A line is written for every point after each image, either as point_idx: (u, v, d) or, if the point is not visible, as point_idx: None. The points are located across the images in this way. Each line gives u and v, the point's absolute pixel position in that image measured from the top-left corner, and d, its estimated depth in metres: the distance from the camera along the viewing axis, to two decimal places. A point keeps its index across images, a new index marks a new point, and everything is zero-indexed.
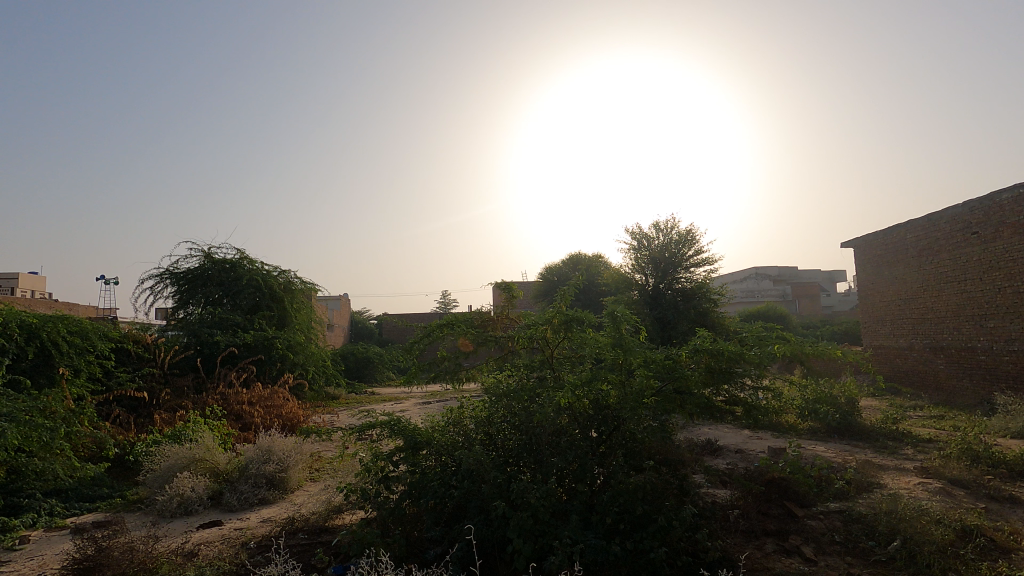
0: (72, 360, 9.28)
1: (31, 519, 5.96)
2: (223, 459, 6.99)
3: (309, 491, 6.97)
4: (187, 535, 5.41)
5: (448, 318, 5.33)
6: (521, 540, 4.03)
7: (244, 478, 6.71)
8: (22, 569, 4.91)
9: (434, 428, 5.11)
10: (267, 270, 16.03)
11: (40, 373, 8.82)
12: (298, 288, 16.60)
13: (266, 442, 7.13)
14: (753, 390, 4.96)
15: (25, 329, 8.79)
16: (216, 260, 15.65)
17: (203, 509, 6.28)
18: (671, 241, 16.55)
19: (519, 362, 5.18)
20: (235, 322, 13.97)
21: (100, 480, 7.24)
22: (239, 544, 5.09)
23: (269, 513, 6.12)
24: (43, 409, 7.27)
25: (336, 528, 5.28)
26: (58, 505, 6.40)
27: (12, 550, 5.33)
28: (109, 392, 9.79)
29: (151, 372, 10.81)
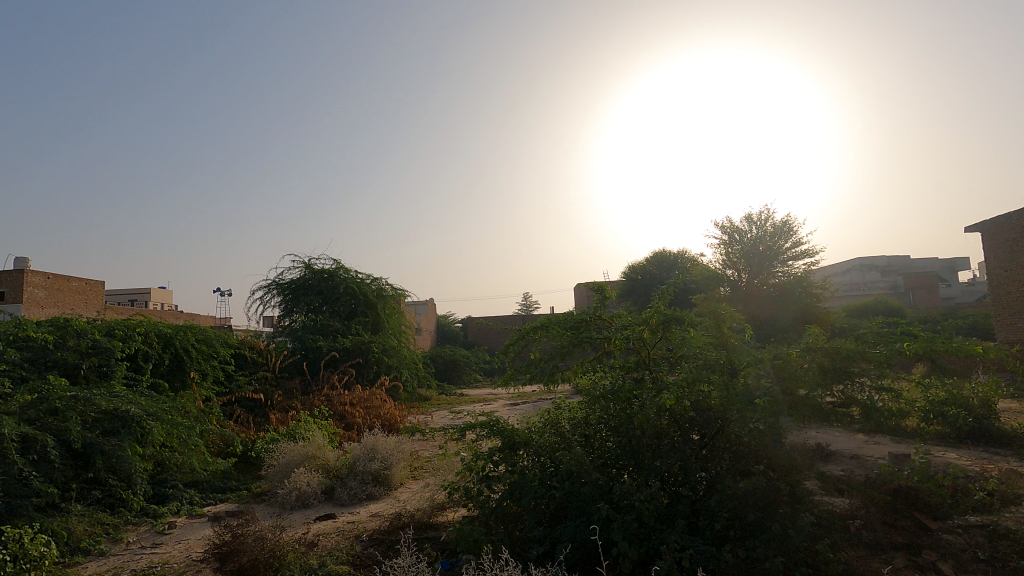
0: (201, 364, 10.34)
1: (176, 507, 6.70)
2: (333, 456, 7.47)
3: (412, 489, 7.27)
4: (307, 526, 5.86)
5: (542, 319, 5.36)
6: (627, 543, 3.98)
7: (353, 474, 7.14)
8: (172, 551, 5.53)
9: (532, 429, 5.18)
10: (362, 278, 16.98)
11: (175, 377, 9.91)
12: (390, 294, 17.41)
13: (370, 441, 7.52)
14: (872, 392, 4.59)
15: (163, 337, 9.93)
16: (316, 270, 16.77)
17: (318, 502, 6.75)
18: (765, 234, 16.09)
19: (614, 363, 5.09)
20: (335, 328, 14.92)
21: (230, 474, 7.99)
22: (353, 537, 5.43)
23: (377, 508, 6.47)
24: (180, 409, 8.19)
25: (440, 525, 5.50)
26: (197, 495, 7.14)
27: (163, 534, 6.02)
28: (231, 393, 10.79)
29: (264, 375, 11.83)
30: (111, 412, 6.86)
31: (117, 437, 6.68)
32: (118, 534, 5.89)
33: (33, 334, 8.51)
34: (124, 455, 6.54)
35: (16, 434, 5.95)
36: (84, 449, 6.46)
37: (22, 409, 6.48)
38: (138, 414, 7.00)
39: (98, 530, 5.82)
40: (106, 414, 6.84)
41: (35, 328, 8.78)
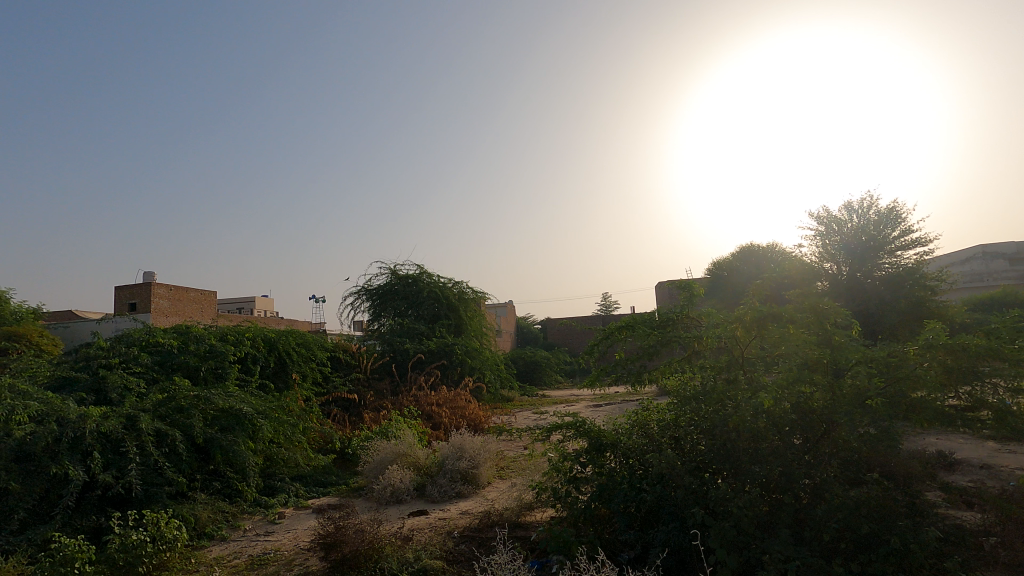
0: (301, 366, 11.11)
1: (284, 499, 7.24)
2: (423, 455, 7.74)
3: (499, 488, 7.38)
4: (402, 521, 6.12)
5: (628, 319, 5.25)
6: (725, 551, 3.81)
7: (442, 472, 7.36)
8: (283, 539, 5.99)
9: (620, 431, 5.09)
10: (444, 282, 17.51)
11: (279, 378, 10.72)
12: (472, 297, 17.81)
13: (458, 441, 7.71)
14: (1008, 394, 4.09)
15: (268, 342, 10.78)
16: (401, 276, 17.48)
17: (411, 498, 7.02)
18: (869, 223, 14.85)
19: (705, 362, 4.89)
20: (420, 331, 15.47)
21: (330, 469, 8.50)
22: (445, 533, 5.60)
23: (466, 506, 6.63)
24: (285, 408, 8.85)
25: (529, 525, 5.54)
26: (302, 488, 7.67)
27: (275, 523, 6.52)
28: (328, 394, 11.51)
29: (357, 376, 12.50)
30: (227, 410, 7.55)
31: (232, 433, 7.33)
32: (236, 522, 6.46)
33: (160, 340, 9.55)
34: (239, 450, 7.16)
35: (151, 429, 6.70)
36: (205, 444, 7.15)
37: (154, 407, 7.29)
38: (250, 411, 7.64)
39: (220, 517, 6.41)
40: (223, 411, 7.53)
41: (162, 334, 9.84)
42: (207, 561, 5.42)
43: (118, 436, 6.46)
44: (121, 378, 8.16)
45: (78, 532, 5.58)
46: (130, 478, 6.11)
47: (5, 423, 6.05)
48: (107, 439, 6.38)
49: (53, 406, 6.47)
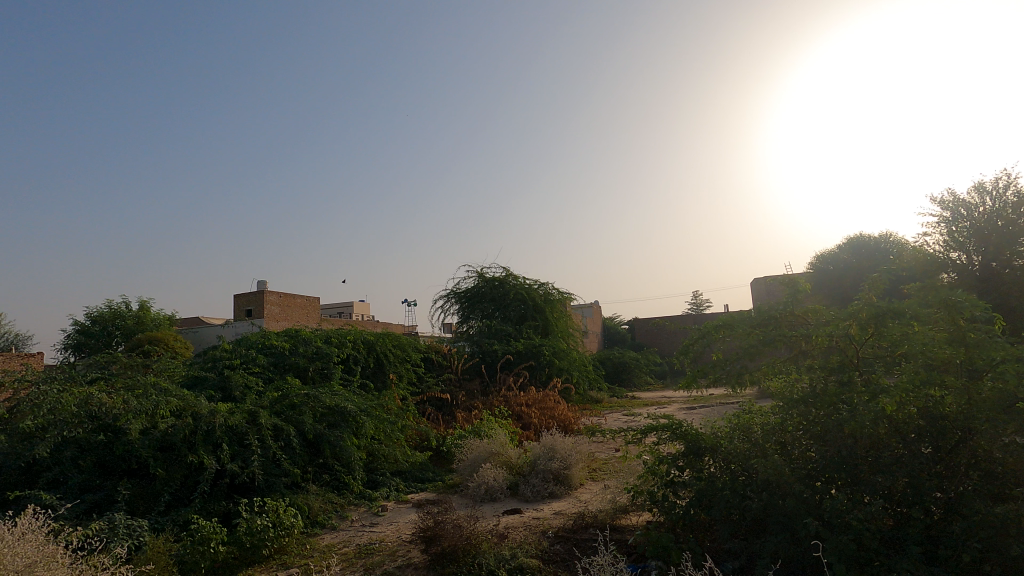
0: (397, 367, 11.67)
1: (386, 493, 7.63)
2: (515, 454, 7.85)
3: (592, 490, 7.32)
4: (498, 518, 6.24)
5: (725, 317, 4.98)
6: (843, 566, 3.54)
7: (535, 472, 7.41)
8: (387, 530, 6.32)
9: (719, 434, 4.87)
10: (529, 284, 17.67)
11: (377, 378, 11.32)
12: (557, 297, 17.82)
13: (549, 441, 7.74)
14: None
15: (367, 344, 11.44)
16: (488, 278, 17.83)
17: (504, 496, 7.14)
18: (1006, 206, 13.16)
19: (814, 362, 4.56)
20: (508, 333, 15.70)
21: (427, 466, 8.85)
22: (540, 532, 5.64)
23: (559, 506, 6.65)
24: (384, 406, 9.33)
25: (625, 528, 5.43)
26: (402, 483, 8.03)
27: (379, 515, 6.90)
28: (423, 393, 11.98)
29: (449, 377, 12.91)
30: (333, 408, 8.09)
31: (339, 430, 7.85)
32: (344, 512, 6.90)
33: (274, 343, 10.42)
34: (344, 445, 7.65)
35: (269, 424, 7.33)
36: (315, 439, 7.70)
37: (271, 404, 7.97)
38: (354, 409, 8.14)
39: (330, 507, 6.88)
40: (330, 409, 8.08)
41: (275, 337, 10.73)
42: (320, 548, 5.84)
43: (241, 430, 7.13)
44: (242, 377, 9.01)
45: (212, 515, 6.22)
46: (253, 469, 6.72)
47: (151, 416, 6.88)
48: (233, 433, 7.07)
49: (188, 402, 7.27)
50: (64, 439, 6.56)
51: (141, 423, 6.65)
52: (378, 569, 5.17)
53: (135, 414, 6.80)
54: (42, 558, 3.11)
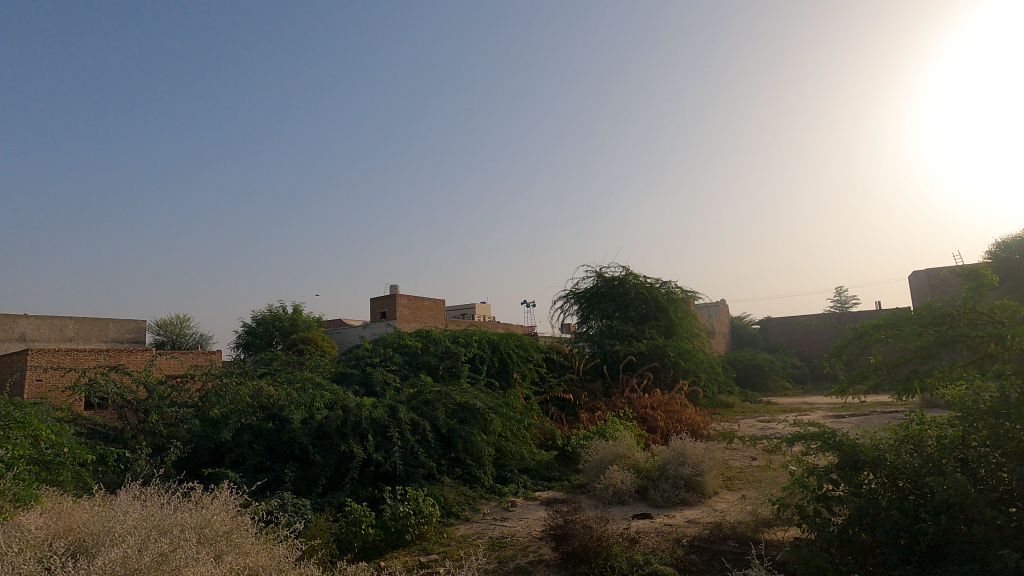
0: (521, 366, 11.94)
1: (515, 489, 7.82)
2: (642, 458, 7.65)
3: (728, 500, 6.91)
4: (627, 522, 6.13)
5: (887, 316, 4.48)
6: None
7: (664, 477, 7.16)
8: (517, 526, 6.48)
9: (882, 446, 4.36)
10: (651, 282, 17.17)
11: (502, 376, 11.66)
12: (681, 296, 17.12)
13: (679, 445, 7.44)
14: None
15: (492, 343, 11.85)
16: (607, 278, 17.57)
17: (633, 500, 6.98)
18: None
19: (1007, 367, 3.92)
20: (630, 333, 15.36)
21: (553, 465, 8.93)
22: (673, 539, 5.45)
23: (693, 515, 6.36)
24: (509, 405, 9.59)
25: (768, 542, 5.06)
26: (529, 480, 8.20)
27: (509, 510, 7.10)
28: (546, 392, 12.12)
29: (571, 377, 12.94)
30: (463, 405, 8.49)
31: (469, 426, 8.22)
32: (476, 505, 7.20)
33: (408, 342, 11.18)
34: (474, 440, 8.01)
35: (407, 418, 7.87)
36: (448, 433, 8.14)
37: (408, 399, 8.57)
38: (482, 407, 8.46)
39: (463, 499, 7.21)
40: (460, 405, 8.49)
41: (409, 338, 11.51)
42: (456, 537, 6.15)
43: (384, 422, 7.75)
44: (382, 374, 9.79)
45: (361, 499, 6.81)
46: (395, 459, 7.27)
47: (309, 407, 7.73)
48: (377, 425, 7.70)
49: (339, 396, 8.06)
50: (242, 425, 7.60)
51: (302, 413, 7.50)
52: (511, 562, 5.32)
53: (296, 405, 7.69)
54: (236, 526, 3.61)
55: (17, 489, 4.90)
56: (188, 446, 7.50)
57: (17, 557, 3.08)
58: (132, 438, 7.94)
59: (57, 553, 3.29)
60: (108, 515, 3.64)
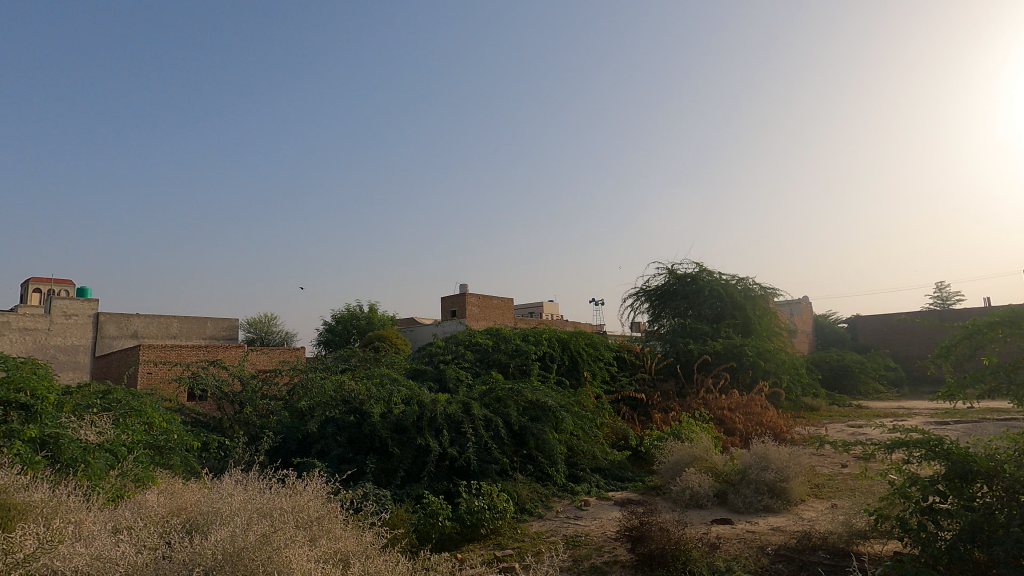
0: (591, 365, 11.83)
1: (588, 488, 7.77)
2: (721, 461, 7.37)
3: (816, 509, 6.52)
4: (707, 526, 5.93)
5: (1003, 314, 4.08)
6: None
7: (746, 482, 6.86)
8: (591, 525, 6.43)
9: (999, 456, 3.97)
10: (726, 279, 16.51)
11: (572, 375, 11.61)
12: (759, 294, 16.36)
13: (761, 449, 7.11)
14: None
15: (561, 342, 11.83)
16: (679, 275, 17.03)
17: (712, 505, 6.74)
18: None
19: None
20: (704, 332, 14.82)
21: (626, 465, 8.79)
22: (756, 547, 5.21)
23: (778, 522, 6.06)
24: (580, 403, 9.54)
25: (863, 556, 4.74)
26: (602, 480, 8.11)
27: (582, 509, 7.06)
28: (617, 392, 11.93)
29: (643, 377, 12.68)
30: (535, 402, 8.54)
31: (541, 423, 8.26)
32: (549, 503, 7.21)
33: (478, 340, 11.38)
34: (546, 438, 8.04)
35: (480, 414, 8.01)
36: (520, 430, 8.22)
37: (480, 396, 8.72)
38: (554, 405, 8.46)
39: (536, 496, 7.25)
40: (532, 403, 8.54)
41: (480, 336, 11.71)
42: (530, 534, 6.19)
43: (458, 418, 7.92)
44: (455, 371, 10.02)
45: (437, 492, 7.02)
46: (469, 454, 7.42)
47: (388, 402, 8.05)
48: (451, 420, 7.90)
49: (415, 392, 8.34)
50: (327, 417, 8.03)
51: (381, 408, 7.83)
52: (586, 561, 5.29)
53: (375, 400, 8.03)
54: (327, 512, 3.83)
55: (136, 471, 5.45)
56: (279, 436, 8.02)
57: (142, 531, 3.43)
58: (230, 428, 8.60)
59: (174, 529, 3.63)
60: (215, 497, 3.96)
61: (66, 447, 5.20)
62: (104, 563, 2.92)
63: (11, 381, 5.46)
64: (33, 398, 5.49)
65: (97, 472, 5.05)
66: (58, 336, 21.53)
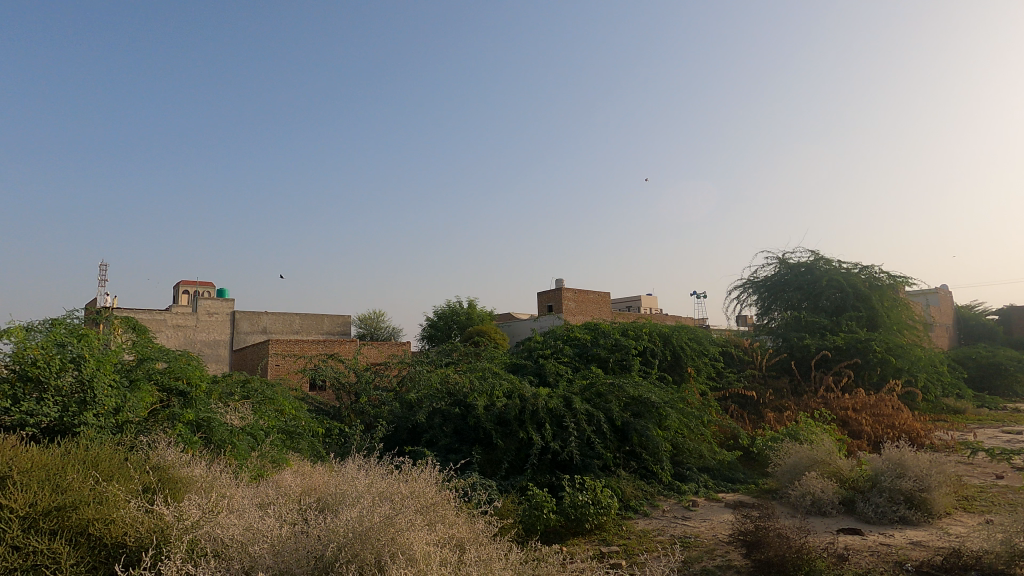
0: (695, 360, 11.35)
1: (695, 488, 7.48)
2: (847, 466, 6.79)
3: (965, 524, 5.79)
4: (833, 536, 5.48)
5: None
6: None
7: (877, 490, 6.26)
8: (701, 527, 6.18)
9: None
10: (847, 268, 15.13)
11: (675, 371, 11.21)
12: (886, 283, 14.85)
13: (895, 454, 6.44)
14: None
15: (663, 336, 11.45)
16: (792, 265, 15.83)
17: (837, 513, 6.22)
18: None
19: None
20: (822, 326, 13.67)
21: (736, 466, 8.36)
22: (892, 562, 4.73)
23: (918, 536, 5.46)
24: (685, 400, 9.20)
25: None
26: (711, 480, 7.78)
27: (691, 510, 6.80)
28: (724, 388, 11.35)
29: (753, 373, 11.95)
30: (637, 398, 8.35)
31: (644, 419, 8.08)
32: (654, 501, 7.04)
33: (577, 334, 11.33)
34: (650, 434, 7.83)
35: (582, 409, 7.99)
36: (623, 426, 8.09)
37: (581, 391, 8.69)
38: (657, 401, 8.22)
39: (641, 494, 7.10)
40: (634, 398, 8.36)
41: (578, 330, 11.66)
42: (636, 532, 6.09)
43: (559, 412, 7.95)
44: (554, 365, 10.06)
45: (541, 485, 7.12)
46: (572, 448, 7.45)
47: (491, 395, 8.26)
48: (553, 414, 7.94)
49: (516, 385, 8.47)
50: (434, 409, 8.41)
51: (485, 400, 8.05)
52: (696, 563, 5.10)
53: (479, 393, 8.27)
54: (441, 499, 4.01)
55: (272, 453, 6.05)
56: (391, 425, 8.53)
57: (283, 507, 3.80)
58: (347, 416, 9.28)
59: (309, 507, 3.99)
60: (342, 479, 4.30)
61: (217, 429, 5.92)
62: (254, 534, 3.28)
63: (172, 370, 6.28)
64: (189, 385, 6.30)
65: (241, 453, 5.69)
66: (204, 331, 24.44)
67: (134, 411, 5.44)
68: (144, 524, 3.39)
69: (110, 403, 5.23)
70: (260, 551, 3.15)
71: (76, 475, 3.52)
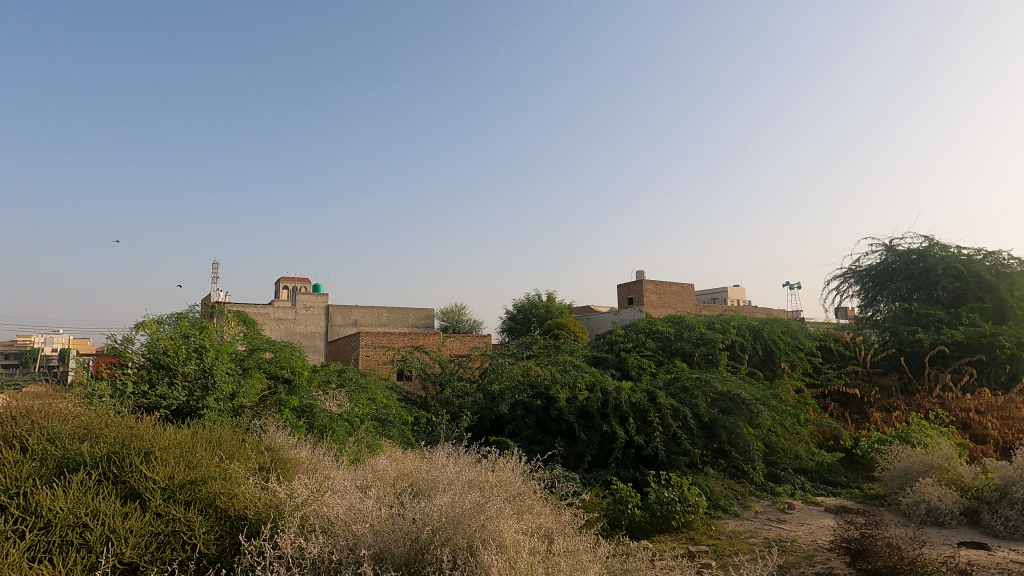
0: (790, 355, 10.71)
1: (791, 490, 7.08)
2: (969, 474, 6.15)
3: None
4: (952, 549, 5.00)
5: None
6: None
7: (1007, 501, 5.63)
8: (798, 531, 5.86)
9: None
10: (967, 254, 13.58)
11: (766, 366, 10.66)
12: (1016, 270, 13.19)
13: None
14: None
15: (753, 330, 10.91)
16: (901, 252, 14.43)
17: (958, 524, 5.64)
18: None
19: None
20: (938, 319, 12.39)
21: (838, 469, 7.81)
22: None
23: None
24: (778, 397, 8.72)
25: None
26: (809, 482, 7.33)
27: (786, 513, 6.45)
28: (822, 386, 10.63)
29: (855, 370, 11.10)
30: (726, 394, 8.00)
31: (732, 416, 7.75)
32: (746, 502, 6.74)
33: (660, 328, 11.02)
34: (740, 432, 7.52)
35: (667, 404, 7.79)
36: (710, 423, 7.81)
37: (665, 385, 8.45)
38: (748, 397, 7.85)
39: (731, 493, 6.84)
40: (722, 394, 8.02)
41: (661, 323, 11.36)
42: (726, 532, 5.88)
43: (643, 407, 7.81)
44: (637, 359, 9.88)
45: (625, 480, 7.05)
46: (656, 444, 7.32)
47: (573, 387, 8.25)
48: (636, 408, 7.81)
49: (598, 378, 8.38)
50: (517, 400, 8.54)
51: (567, 393, 8.07)
52: (794, 569, 4.84)
53: (562, 385, 8.29)
54: (527, 489, 4.09)
55: (367, 439, 6.41)
56: (476, 416, 8.75)
57: (381, 490, 4.05)
58: (433, 406, 9.64)
59: (404, 491, 4.21)
60: (432, 466, 4.49)
61: (318, 415, 6.38)
62: (356, 513, 3.50)
63: (278, 360, 6.83)
64: (293, 373, 6.82)
65: (340, 438, 6.09)
66: (301, 324, 26.24)
67: (247, 397, 5.97)
68: (261, 500, 3.75)
69: (227, 389, 5.79)
70: (362, 529, 3.36)
71: (203, 453, 3.94)
